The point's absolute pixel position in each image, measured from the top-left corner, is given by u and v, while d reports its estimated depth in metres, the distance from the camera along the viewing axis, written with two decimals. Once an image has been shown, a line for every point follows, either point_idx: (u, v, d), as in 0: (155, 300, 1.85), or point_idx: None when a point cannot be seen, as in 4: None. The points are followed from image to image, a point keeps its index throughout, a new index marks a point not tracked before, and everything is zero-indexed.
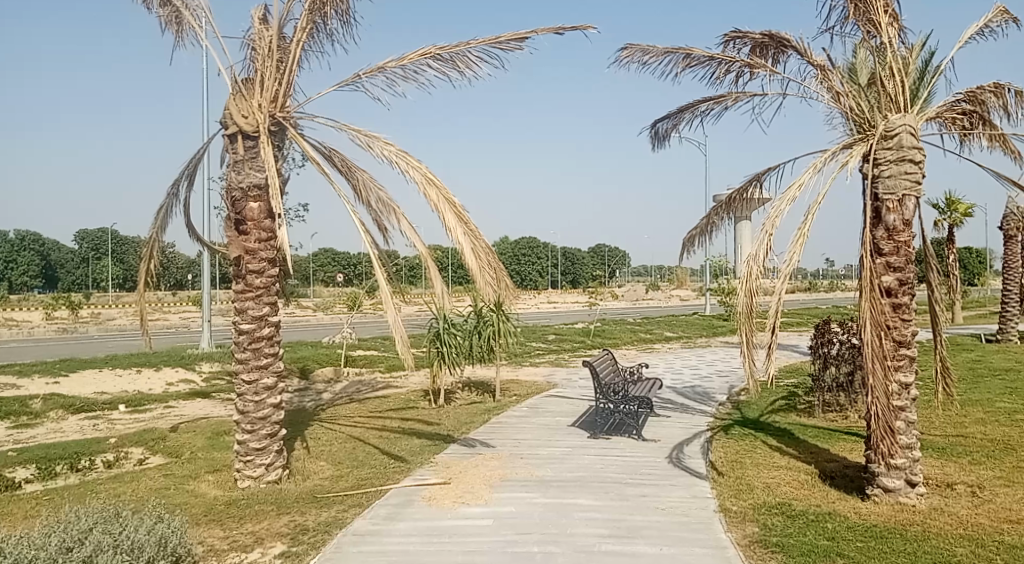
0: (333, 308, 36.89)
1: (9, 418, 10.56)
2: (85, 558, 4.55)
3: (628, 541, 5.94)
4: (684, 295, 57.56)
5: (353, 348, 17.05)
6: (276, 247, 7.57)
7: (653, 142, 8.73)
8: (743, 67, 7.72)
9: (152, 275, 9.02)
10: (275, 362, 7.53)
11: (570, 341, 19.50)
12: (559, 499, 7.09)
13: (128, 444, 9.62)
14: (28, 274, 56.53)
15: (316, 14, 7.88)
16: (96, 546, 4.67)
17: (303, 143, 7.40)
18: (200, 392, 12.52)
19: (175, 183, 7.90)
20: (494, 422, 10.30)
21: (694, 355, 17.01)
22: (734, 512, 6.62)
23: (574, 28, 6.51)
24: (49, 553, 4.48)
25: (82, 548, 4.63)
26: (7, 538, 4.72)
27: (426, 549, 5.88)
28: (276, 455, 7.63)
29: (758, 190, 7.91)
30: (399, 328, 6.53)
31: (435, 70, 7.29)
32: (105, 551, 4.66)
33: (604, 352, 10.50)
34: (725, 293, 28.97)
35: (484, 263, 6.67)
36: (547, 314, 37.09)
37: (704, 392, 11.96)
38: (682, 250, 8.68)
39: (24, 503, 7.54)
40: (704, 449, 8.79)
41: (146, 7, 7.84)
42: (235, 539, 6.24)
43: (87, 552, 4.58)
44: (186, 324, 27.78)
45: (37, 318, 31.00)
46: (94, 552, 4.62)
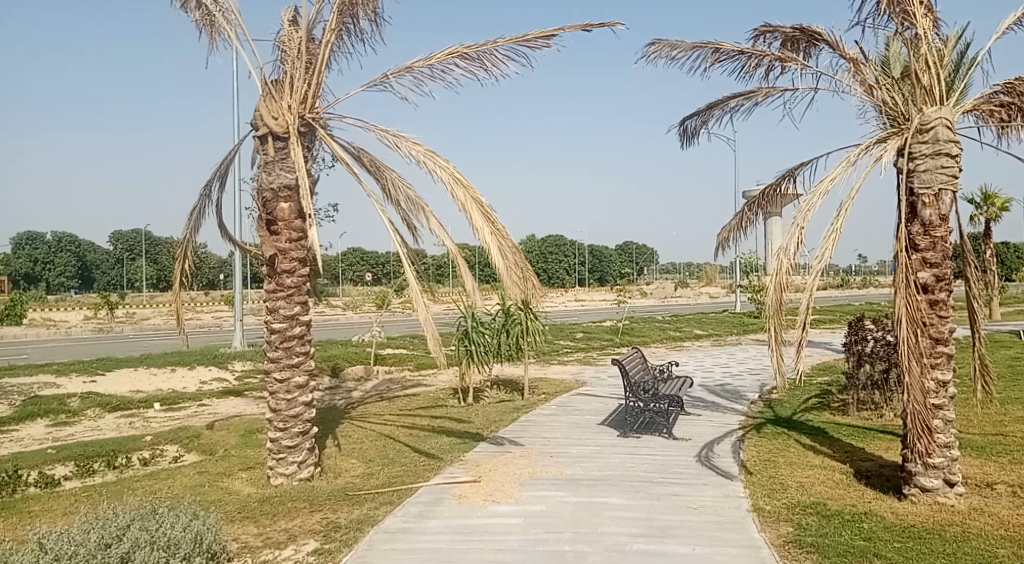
0: (362, 307, 37.02)
1: (48, 417, 10.80)
2: (123, 556, 4.63)
3: (660, 541, 5.90)
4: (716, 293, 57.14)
5: (383, 347, 17.14)
6: (307, 247, 7.66)
7: (681, 140, 8.67)
8: (773, 61, 7.67)
9: (187, 277, 9.32)
10: (306, 361, 7.62)
11: (598, 339, 19.42)
12: (590, 497, 7.07)
13: (164, 442, 9.79)
14: (64, 275, 57.75)
15: (346, 16, 7.97)
16: (134, 543, 4.75)
17: (332, 144, 7.48)
18: (234, 390, 12.68)
19: (208, 184, 8.03)
20: (524, 421, 10.27)
21: (724, 353, 16.89)
22: (768, 512, 6.55)
23: (601, 24, 6.47)
24: (88, 550, 4.56)
25: (120, 545, 4.71)
26: (48, 535, 4.84)
27: (457, 547, 5.90)
28: (308, 452, 7.74)
29: (791, 185, 7.85)
30: (429, 325, 6.59)
31: (463, 69, 7.32)
32: (143, 548, 4.74)
33: (632, 349, 10.33)
34: (755, 290, 28.62)
35: (512, 262, 6.68)
36: (577, 311, 37.23)
37: (735, 391, 11.83)
38: (715, 246, 8.65)
39: (63, 500, 7.73)
40: (735, 448, 8.68)
41: (181, 9, 7.97)
42: (269, 536, 6.32)
43: (125, 549, 4.65)
44: (218, 323, 28.06)
45: (76, 317, 31.73)
46: (131, 549, 4.70)
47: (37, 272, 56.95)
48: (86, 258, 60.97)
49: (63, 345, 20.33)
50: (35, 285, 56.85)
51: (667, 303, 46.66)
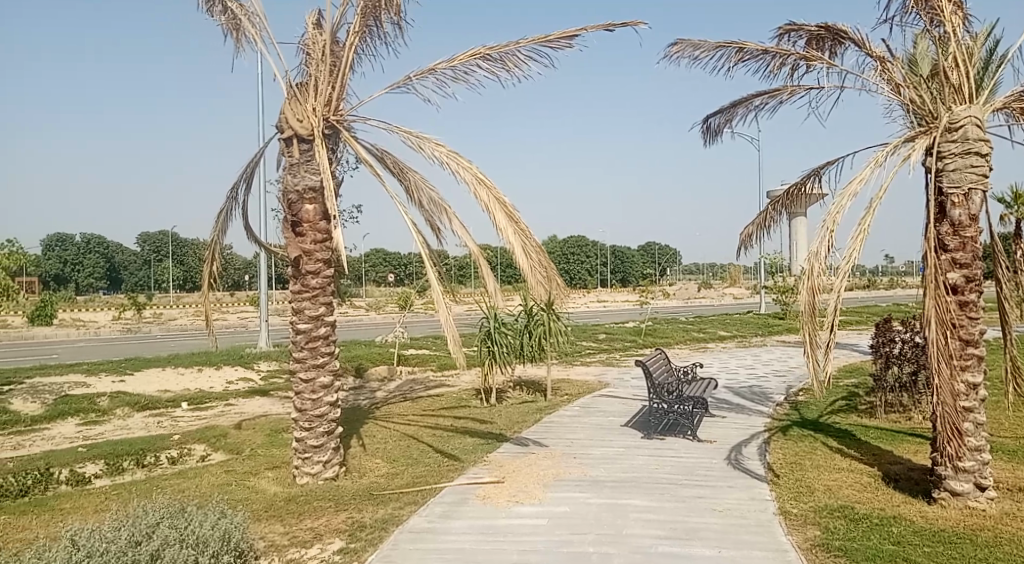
0: (385, 307, 37.18)
1: (78, 416, 10.98)
2: (153, 553, 4.69)
3: (685, 543, 5.87)
4: (739, 294, 56.72)
5: (406, 348, 17.22)
6: (332, 249, 7.72)
7: (705, 138, 8.64)
8: (798, 60, 7.62)
9: (215, 278, 9.46)
10: (331, 361, 7.68)
11: (620, 340, 19.36)
12: (614, 499, 7.06)
13: (191, 441, 9.91)
14: (93, 277, 58.77)
15: (369, 18, 8.03)
16: (164, 541, 4.81)
17: (356, 146, 7.54)
18: (259, 390, 12.81)
19: (234, 186, 8.13)
20: (547, 422, 10.26)
21: (749, 355, 16.75)
22: (794, 515, 6.50)
23: (623, 24, 6.45)
24: (120, 547, 4.63)
25: (150, 543, 4.77)
26: (80, 532, 4.92)
27: (481, 547, 5.91)
28: (333, 452, 7.79)
29: (817, 184, 7.77)
30: (450, 327, 6.61)
31: (486, 70, 7.33)
32: (173, 546, 4.80)
33: (656, 351, 10.28)
34: (780, 291, 28.33)
35: (536, 262, 6.69)
36: (599, 313, 37.10)
37: (761, 393, 11.74)
38: (739, 246, 8.61)
39: (94, 498, 7.85)
40: (761, 451, 8.62)
41: (207, 13, 8.08)
42: (295, 535, 6.38)
43: (155, 547, 4.72)
44: (243, 324, 28.35)
45: (105, 318, 32.25)
46: (161, 547, 4.76)
47: (67, 273, 58.02)
48: (113, 260, 61.92)
49: (93, 345, 20.65)
50: (64, 286, 57.88)
51: (690, 304, 46.33)
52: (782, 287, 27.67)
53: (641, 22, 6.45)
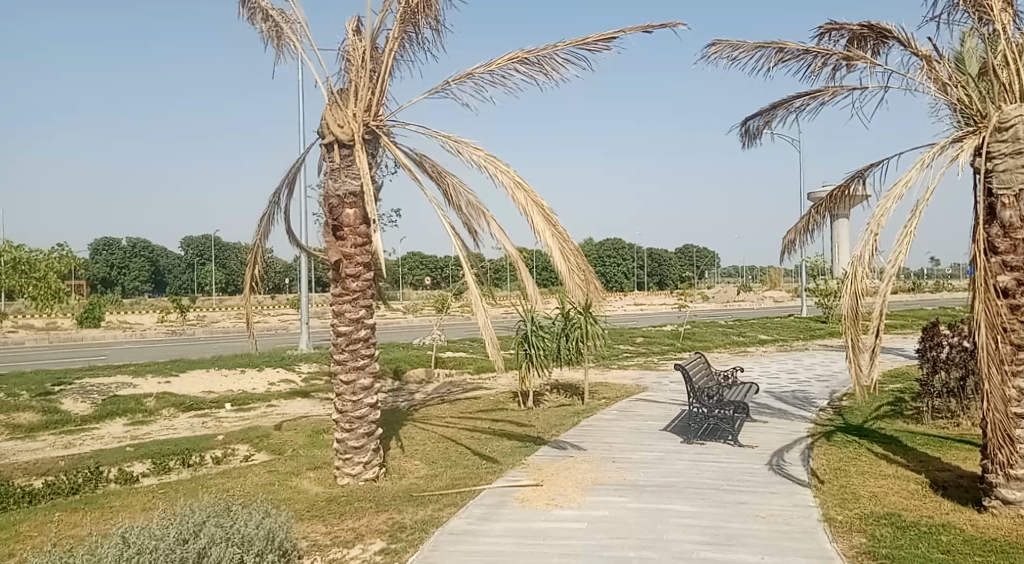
0: (421, 310, 37.45)
1: (125, 416, 11.26)
2: (201, 551, 4.79)
3: (727, 549, 5.82)
4: (777, 297, 55.91)
5: (443, 350, 17.31)
6: (372, 252, 7.82)
7: (743, 141, 8.56)
8: (840, 60, 7.52)
9: (257, 281, 9.63)
10: (371, 363, 7.76)
11: (658, 343, 19.22)
12: (654, 503, 7.02)
13: (235, 441, 10.09)
14: (138, 281, 60.25)
15: (407, 24, 8.11)
16: (210, 539, 4.91)
17: (395, 151, 7.62)
18: (300, 391, 13.00)
19: (277, 191, 8.28)
20: (585, 425, 10.24)
21: (791, 359, 16.51)
22: (839, 522, 6.40)
23: (662, 25, 6.40)
24: (168, 544, 4.73)
25: (198, 540, 4.87)
26: (130, 530, 5.04)
27: (522, 550, 5.92)
28: (373, 453, 7.87)
29: (861, 186, 7.64)
30: (488, 330, 6.65)
31: (524, 74, 7.36)
32: (219, 544, 4.90)
33: (695, 355, 10.19)
34: (822, 294, 27.83)
35: (573, 266, 6.68)
36: (636, 316, 36.84)
37: (804, 398, 11.56)
38: (782, 249, 8.51)
39: (141, 497, 8.04)
40: (804, 456, 8.49)
41: (249, 21, 8.24)
42: (337, 535, 6.46)
43: (203, 545, 4.82)
44: (284, 327, 28.77)
45: (150, 321, 33.00)
46: (208, 545, 4.86)
47: (114, 276, 59.68)
48: (157, 263, 63.41)
49: (140, 347, 21.15)
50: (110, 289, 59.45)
51: (727, 307, 45.75)
52: (824, 290, 27.17)
53: (679, 22, 6.40)
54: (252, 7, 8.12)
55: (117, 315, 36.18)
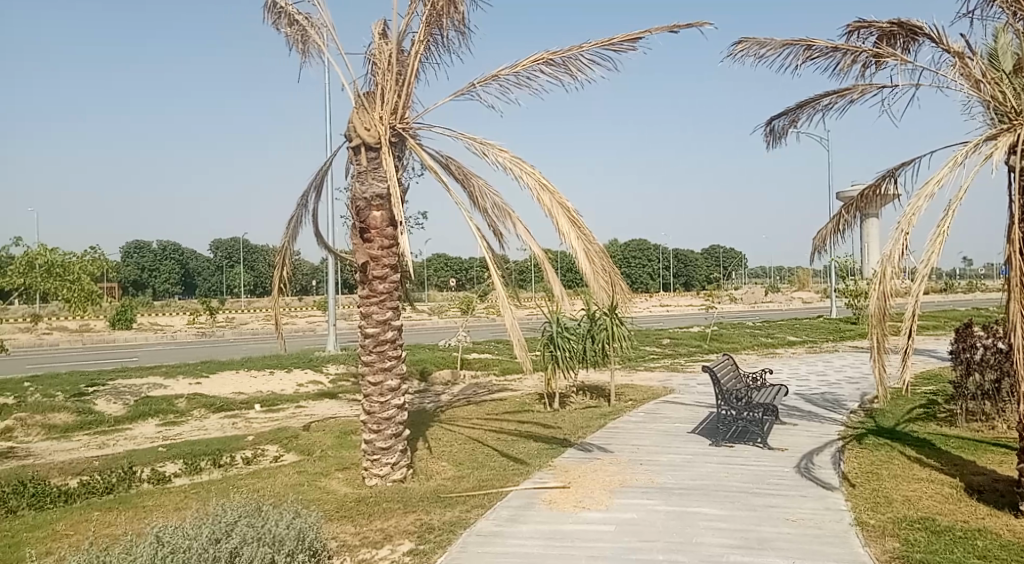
0: (447, 312, 37.59)
1: (157, 417, 11.45)
2: (233, 550, 4.85)
3: (757, 553, 5.78)
4: (805, 297, 55.29)
5: (469, 352, 17.35)
6: (398, 254, 7.87)
7: (768, 140, 8.48)
8: (870, 57, 7.43)
9: (286, 283, 9.74)
10: (398, 365, 7.80)
11: (685, 345, 19.12)
12: (683, 506, 6.99)
13: (265, 442, 10.21)
14: (169, 282, 61.30)
15: (433, 27, 8.16)
16: (242, 539, 4.98)
17: (421, 153, 7.65)
18: (328, 393, 13.12)
19: (305, 194, 8.37)
20: (612, 427, 10.22)
21: (820, 360, 16.33)
22: (872, 526, 6.32)
23: (689, 25, 6.32)
24: (201, 543, 4.80)
25: (230, 540, 4.94)
26: (165, 529, 5.13)
27: (550, 552, 5.93)
28: (401, 454, 7.93)
29: (892, 185, 7.54)
30: (515, 332, 6.65)
31: (549, 76, 7.36)
32: (252, 543, 4.97)
33: (723, 357, 10.13)
34: (851, 294, 27.50)
35: (599, 268, 6.66)
36: (663, 317, 36.68)
37: (834, 400, 11.43)
38: (811, 250, 8.43)
39: (174, 496, 8.17)
40: (835, 459, 8.39)
41: (276, 26, 8.33)
42: (366, 536, 6.51)
43: (235, 545, 4.88)
44: (312, 328, 29.04)
45: (181, 323, 33.49)
46: (240, 544, 4.93)
47: (145, 278, 60.71)
48: (188, 266, 64.37)
49: (171, 348, 21.48)
50: (141, 291, 60.45)
51: (753, 308, 45.33)
52: (853, 290, 26.83)
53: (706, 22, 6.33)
54: (278, 12, 8.21)
55: (147, 316, 36.77)
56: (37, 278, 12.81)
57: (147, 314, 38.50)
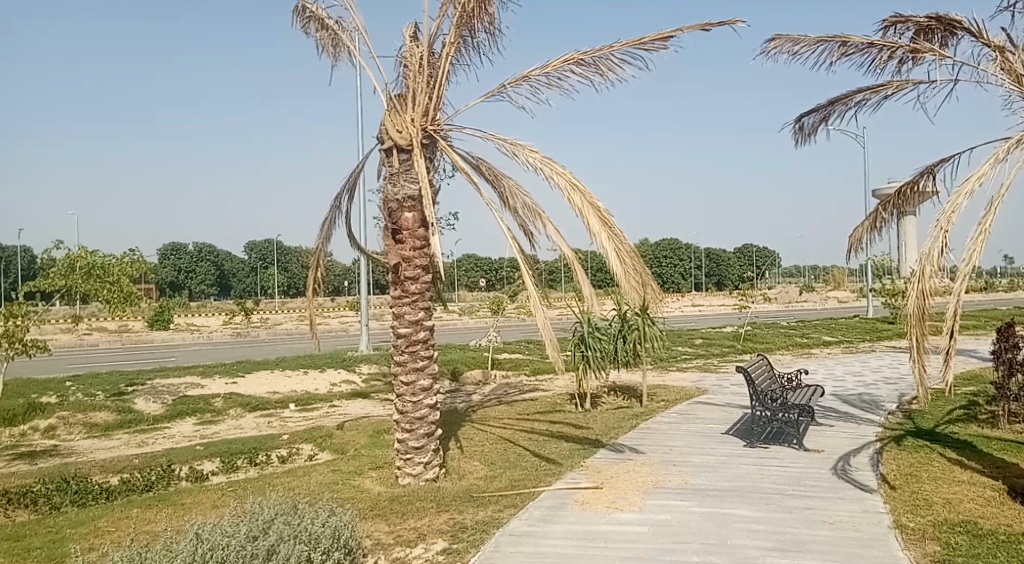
0: (477, 312, 37.70)
1: (195, 416, 11.66)
2: (270, 547, 4.93)
3: (794, 555, 5.71)
4: (839, 297, 54.41)
5: (500, 352, 17.39)
6: (430, 255, 7.92)
7: (796, 138, 8.37)
8: (906, 53, 7.31)
9: (319, 284, 9.86)
10: (430, 365, 7.84)
11: (718, 345, 18.96)
12: (717, 508, 6.93)
13: (299, 441, 10.35)
14: (205, 284, 62.40)
15: (463, 29, 8.20)
16: (279, 536, 5.05)
17: (452, 154, 7.69)
18: (360, 392, 13.25)
19: (338, 196, 8.47)
20: (644, 428, 10.18)
21: (856, 361, 16.07)
22: (912, 529, 6.22)
23: (721, 23, 6.22)
24: (239, 540, 4.89)
25: (267, 537, 5.02)
26: (204, 526, 5.22)
27: (583, 552, 5.92)
28: (433, 453, 7.98)
29: (930, 183, 7.43)
30: (546, 332, 6.64)
31: (579, 75, 7.35)
32: (289, 540, 5.04)
33: (757, 357, 10.03)
34: (888, 293, 27.01)
35: (631, 268, 6.63)
36: (694, 317, 36.39)
37: (871, 401, 11.25)
38: (847, 249, 8.35)
39: (211, 494, 8.31)
40: (873, 461, 8.26)
41: (307, 31, 8.44)
42: (400, 534, 6.57)
43: (272, 542, 4.96)
44: (344, 328, 29.33)
45: (216, 323, 34.04)
46: (277, 541, 5.00)
47: (181, 279, 61.87)
48: (224, 268, 65.42)
49: (207, 349, 21.86)
50: (177, 293, 61.60)
51: (786, 308, 44.75)
52: (890, 289, 26.35)
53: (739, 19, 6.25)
54: (308, 17, 8.32)
55: (185, 317, 37.49)
56: (78, 279, 13.10)
57: (184, 315, 39.23)
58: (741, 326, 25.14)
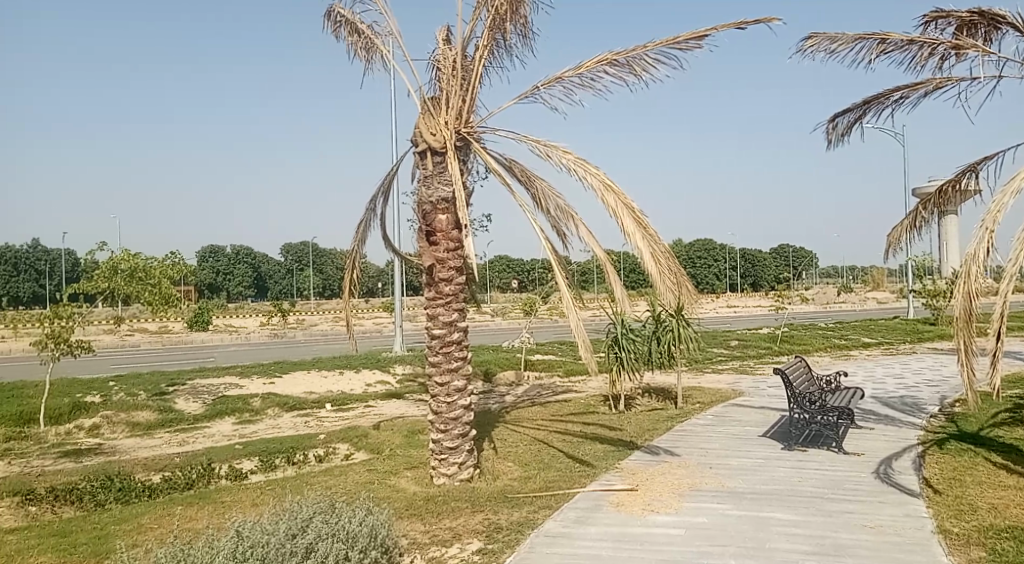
0: (509, 313, 37.77)
1: (233, 416, 11.87)
2: (309, 545, 5.00)
3: (834, 560, 5.64)
4: (876, 298, 53.37)
5: (533, 353, 17.41)
6: (464, 257, 7.97)
7: (828, 139, 8.27)
8: (948, 49, 7.18)
9: (355, 285, 9.98)
10: (464, 366, 7.89)
11: (754, 347, 18.75)
12: (755, 511, 6.87)
13: (336, 440, 10.48)
14: (241, 285, 63.48)
15: (496, 31, 8.22)
16: (317, 534, 5.13)
17: (486, 156, 7.73)
18: (395, 393, 13.37)
19: (372, 199, 8.56)
20: (679, 430, 10.12)
21: (897, 363, 15.76)
22: (956, 534, 6.10)
23: (756, 21, 6.06)
24: (278, 539, 4.98)
25: (306, 535, 5.10)
26: (245, 523, 5.32)
27: (619, 555, 5.91)
28: (468, 454, 8.02)
29: (972, 181, 7.26)
30: (580, 332, 6.63)
31: (613, 76, 7.33)
32: (327, 539, 5.11)
33: (795, 359, 9.91)
34: (928, 294, 26.43)
35: (665, 268, 6.58)
36: (729, 319, 36.01)
37: (913, 403, 11.03)
38: (884, 249, 8.20)
39: (251, 492, 8.46)
40: (915, 465, 8.10)
41: (341, 36, 8.53)
42: (435, 534, 6.62)
43: (310, 540, 5.04)
44: (378, 329, 29.60)
45: (253, 324, 34.62)
46: (316, 540, 5.08)
47: (218, 282, 63.03)
48: (259, 270, 66.48)
49: (246, 349, 22.25)
50: (214, 294, 62.76)
51: (823, 309, 44.04)
52: (932, 289, 25.76)
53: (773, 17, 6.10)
54: (339, 21, 8.41)
55: (224, 318, 38.22)
56: (121, 282, 13.43)
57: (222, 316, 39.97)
58: (777, 327, 24.82)
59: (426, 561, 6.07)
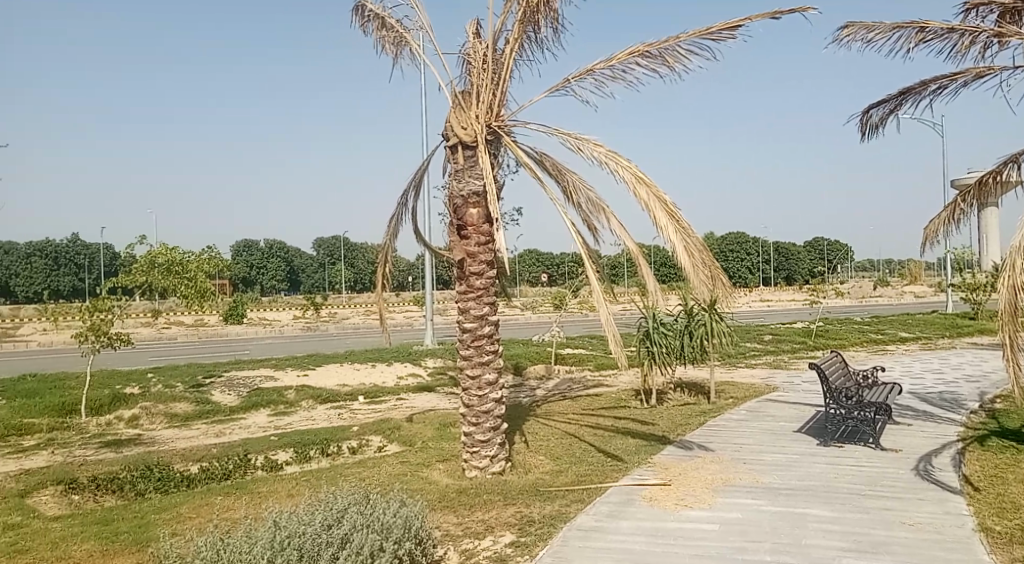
0: (538, 307, 37.79)
1: (268, 407, 12.07)
2: (345, 536, 5.07)
3: (871, 557, 5.58)
4: (912, 291, 52.37)
5: (563, 347, 17.41)
6: (495, 250, 7.99)
7: (863, 131, 8.16)
8: (990, 38, 7.02)
9: (386, 279, 10.06)
10: (495, 359, 7.91)
11: (788, 341, 18.53)
12: (790, 507, 6.81)
13: (369, 432, 10.60)
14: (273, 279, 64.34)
15: (527, 25, 8.19)
16: (353, 525, 5.20)
17: (517, 150, 7.73)
18: (426, 386, 13.48)
19: (404, 193, 8.62)
20: (712, 425, 10.07)
21: (936, 358, 15.48)
22: (998, 532, 5.99)
23: (791, 11, 5.90)
24: (315, 529, 5.06)
25: (341, 526, 5.17)
26: (283, 513, 5.42)
27: (652, 549, 5.91)
28: (499, 447, 8.06)
29: (1014, 172, 7.10)
30: (611, 325, 6.61)
31: (645, 68, 7.28)
32: (363, 530, 5.18)
33: (831, 354, 9.79)
34: (968, 287, 25.84)
35: (698, 261, 6.53)
36: (761, 312, 35.61)
37: (952, 399, 10.84)
38: (922, 242, 8.07)
39: (286, 483, 8.60)
40: (955, 462, 7.96)
41: (372, 31, 8.59)
42: (468, 526, 6.68)
43: (346, 531, 5.11)
44: (408, 323, 29.81)
45: (286, 317, 35.09)
46: (351, 530, 5.15)
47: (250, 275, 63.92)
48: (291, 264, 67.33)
49: (279, 343, 22.56)
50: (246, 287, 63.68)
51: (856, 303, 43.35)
52: (971, 283, 25.20)
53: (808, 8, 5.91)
54: (370, 16, 8.46)
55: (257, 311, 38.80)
56: (158, 276, 13.69)
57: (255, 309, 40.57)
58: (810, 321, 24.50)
59: (460, 553, 6.12)
